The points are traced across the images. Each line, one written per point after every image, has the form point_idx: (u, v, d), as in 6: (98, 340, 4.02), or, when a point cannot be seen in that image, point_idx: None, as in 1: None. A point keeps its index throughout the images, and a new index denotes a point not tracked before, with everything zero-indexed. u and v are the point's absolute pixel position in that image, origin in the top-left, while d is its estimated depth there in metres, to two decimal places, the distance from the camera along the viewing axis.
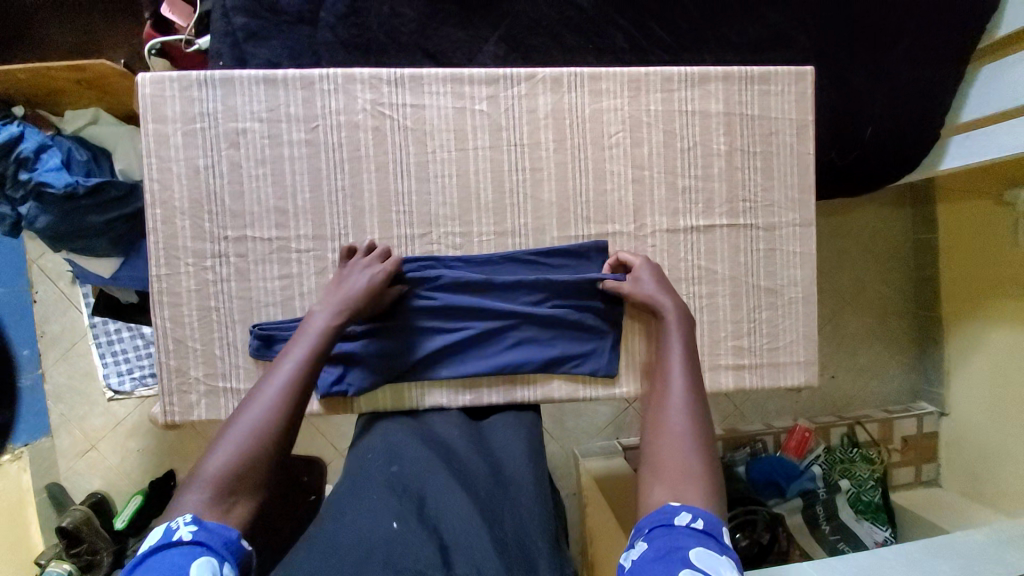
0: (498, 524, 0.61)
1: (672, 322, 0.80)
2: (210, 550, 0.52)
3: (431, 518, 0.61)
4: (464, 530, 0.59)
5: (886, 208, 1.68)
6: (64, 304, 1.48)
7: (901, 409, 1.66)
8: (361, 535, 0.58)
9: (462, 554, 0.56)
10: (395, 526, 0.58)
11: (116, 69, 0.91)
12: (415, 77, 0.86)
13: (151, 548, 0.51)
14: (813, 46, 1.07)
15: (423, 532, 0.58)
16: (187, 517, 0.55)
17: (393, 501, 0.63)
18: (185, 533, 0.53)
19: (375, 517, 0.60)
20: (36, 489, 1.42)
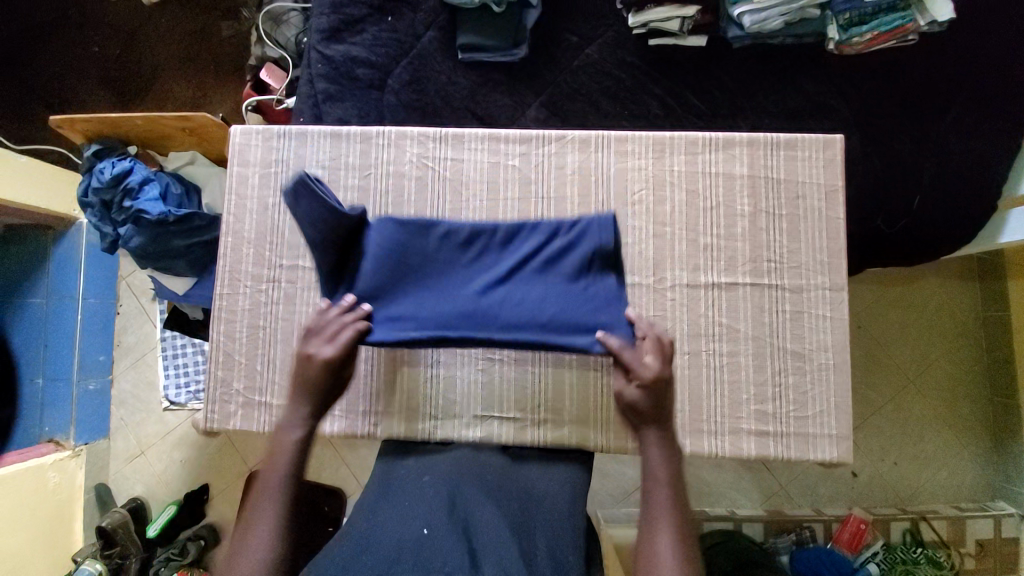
0: (528, 541, 0.65)
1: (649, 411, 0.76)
2: None
3: (462, 524, 0.65)
4: (493, 539, 0.63)
5: (952, 279, 1.55)
6: (140, 317, 1.67)
7: (975, 508, 1.46)
8: (395, 537, 0.62)
9: (490, 560, 0.60)
10: (426, 531, 0.63)
11: (214, 121, 1.08)
12: (457, 135, 0.97)
13: None
14: (849, 116, 1.09)
15: (453, 533, 0.63)
16: None
17: (423, 507, 0.68)
18: None
19: (407, 522, 0.65)
20: (86, 487, 1.54)
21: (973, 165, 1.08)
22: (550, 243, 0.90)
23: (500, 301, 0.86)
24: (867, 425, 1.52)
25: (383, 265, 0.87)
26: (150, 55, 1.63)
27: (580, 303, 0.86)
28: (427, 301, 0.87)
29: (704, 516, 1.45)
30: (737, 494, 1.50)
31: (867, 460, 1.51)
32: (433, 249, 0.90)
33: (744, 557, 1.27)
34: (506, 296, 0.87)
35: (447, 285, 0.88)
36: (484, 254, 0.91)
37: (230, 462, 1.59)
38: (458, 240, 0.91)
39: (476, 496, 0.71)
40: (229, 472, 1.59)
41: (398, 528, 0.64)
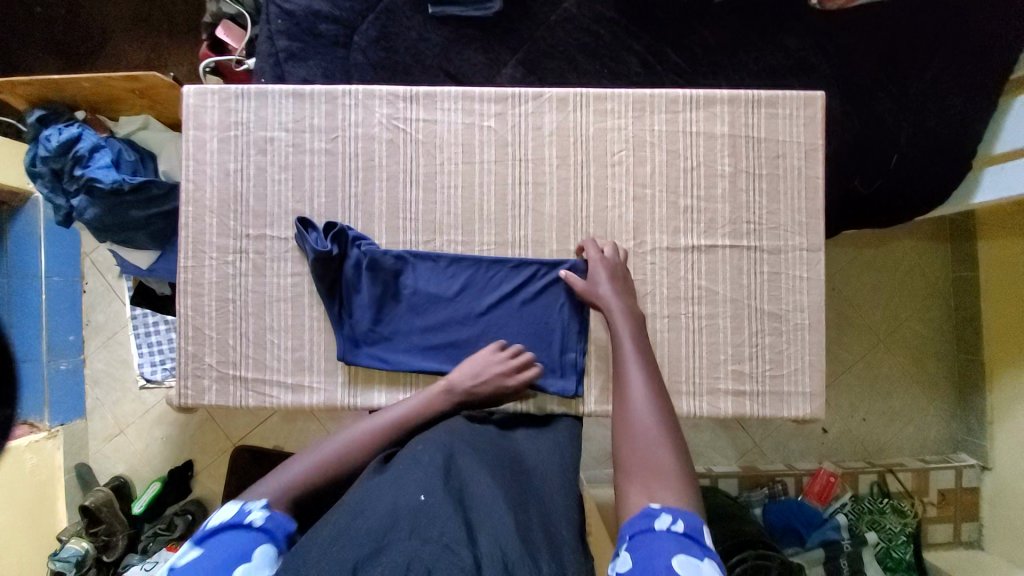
0: (524, 514, 0.64)
1: (618, 321, 0.84)
2: (270, 540, 0.61)
3: (456, 494, 0.64)
4: (489, 511, 0.62)
5: (926, 242, 1.58)
6: (108, 295, 1.60)
7: (938, 460, 1.53)
8: (389, 503, 0.61)
9: (486, 530, 0.59)
10: (422, 499, 0.62)
11: (166, 82, 1.01)
12: (429, 94, 0.92)
13: (226, 521, 0.61)
14: (832, 73, 1.07)
15: (449, 504, 0.61)
16: (259, 502, 0.64)
17: (417, 473, 0.66)
18: (257, 518, 0.62)
19: (402, 489, 0.64)
20: (66, 467, 1.51)
21: (951, 123, 1.08)
22: (532, 281, 0.92)
23: (479, 335, 0.91)
24: (837, 384, 1.57)
25: (368, 292, 0.90)
26: (97, 13, 1.50)
27: (552, 342, 0.92)
28: (410, 331, 0.92)
29: None
30: (714, 452, 1.55)
31: (837, 416, 1.57)
32: (418, 275, 0.92)
33: (721, 510, 1.33)
34: (485, 334, 0.91)
35: (430, 316, 0.92)
36: (469, 284, 0.92)
37: (214, 438, 1.58)
38: (443, 268, 0.92)
39: (472, 467, 0.69)
40: (213, 448, 1.58)
41: (392, 494, 0.63)
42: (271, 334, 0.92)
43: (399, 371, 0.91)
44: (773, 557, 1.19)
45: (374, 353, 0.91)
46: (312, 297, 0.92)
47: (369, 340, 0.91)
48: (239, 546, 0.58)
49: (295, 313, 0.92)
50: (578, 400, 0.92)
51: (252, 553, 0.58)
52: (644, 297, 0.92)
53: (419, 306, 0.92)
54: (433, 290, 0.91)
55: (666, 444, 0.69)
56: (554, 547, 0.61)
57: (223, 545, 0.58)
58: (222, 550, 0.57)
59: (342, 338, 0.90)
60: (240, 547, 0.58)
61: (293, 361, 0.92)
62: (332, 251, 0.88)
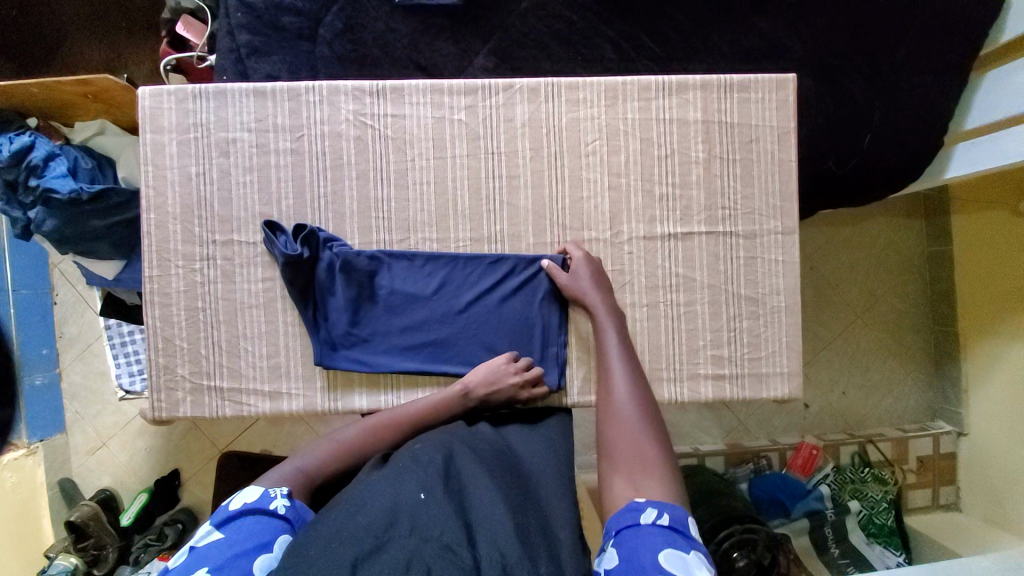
0: (522, 513, 0.64)
1: (602, 321, 0.85)
2: (291, 529, 0.63)
3: (456, 493, 0.64)
4: (489, 512, 0.61)
5: (901, 218, 1.61)
6: (80, 306, 1.56)
7: (916, 429, 1.58)
8: (387, 501, 0.60)
9: (485, 533, 0.58)
10: (422, 496, 0.62)
11: (120, 84, 0.97)
12: (396, 88, 0.89)
13: (252, 506, 0.63)
14: (805, 54, 1.06)
15: (448, 505, 0.61)
16: (283, 490, 0.67)
17: (417, 470, 0.66)
18: (280, 506, 0.64)
19: (401, 487, 0.63)
20: (48, 484, 1.48)
21: (921, 100, 1.08)
22: (510, 276, 0.91)
23: (459, 333, 0.90)
24: (818, 361, 1.60)
25: (344, 295, 0.89)
26: (49, 12, 1.42)
27: (533, 337, 0.91)
28: (388, 331, 0.90)
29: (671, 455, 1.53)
30: (700, 433, 1.58)
31: (818, 392, 1.60)
32: (394, 275, 0.90)
33: (708, 489, 1.35)
34: (464, 331, 0.91)
35: (409, 315, 0.91)
36: (447, 282, 0.90)
37: (200, 446, 1.56)
38: (420, 267, 0.90)
39: (472, 463, 0.69)
40: (199, 456, 1.56)
41: (392, 492, 0.62)
42: (245, 341, 0.90)
43: (379, 372, 0.90)
44: (759, 532, 1.21)
45: (353, 356, 0.89)
46: (285, 302, 0.90)
47: (346, 343, 0.90)
48: (264, 533, 0.60)
49: (269, 319, 0.90)
50: (562, 392, 0.92)
51: (274, 542, 0.60)
52: (623, 287, 0.92)
53: (397, 306, 0.90)
54: (411, 289, 0.90)
55: (651, 438, 0.71)
56: (553, 549, 0.61)
57: (249, 531, 0.60)
58: (246, 533, 0.60)
59: (319, 341, 0.89)
60: (262, 533, 0.60)
61: (269, 368, 0.90)
62: (304, 255, 0.85)
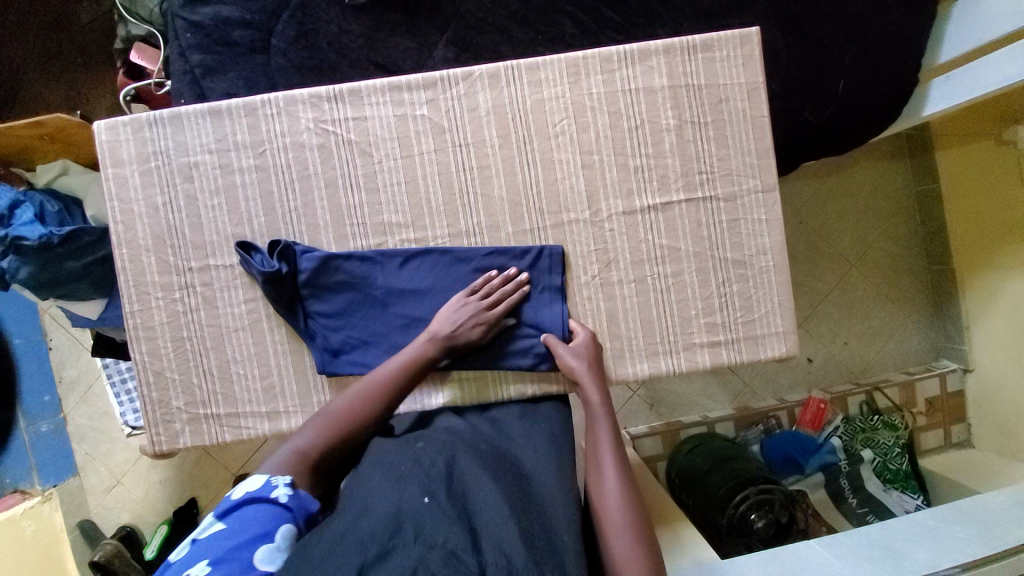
0: (526, 517, 0.64)
1: (593, 403, 0.81)
2: (292, 518, 0.63)
3: (459, 497, 0.64)
4: (493, 516, 0.61)
5: (886, 161, 1.59)
6: (76, 348, 1.55)
7: (921, 370, 1.58)
8: (392, 506, 0.61)
9: (489, 537, 0.58)
10: (426, 501, 0.62)
11: (72, 121, 0.95)
12: (354, 91, 0.87)
13: (252, 496, 0.63)
14: (770, 6, 1.03)
15: (452, 509, 0.61)
16: (285, 478, 0.67)
17: (420, 474, 0.66)
18: (282, 495, 0.64)
19: (405, 489, 0.64)
20: (68, 527, 1.49)
21: (889, 41, 1.07)
22: (506, 266, 0.90)
23: None
24: (818, 313, 1.59)
25: (338, 301, 0.89)
26: (1, 54, 1.39)
27: (531, 325, 0.90)
28: (388, 331, 0.90)
29: (680, 425, 1.53)
30: (707, 400, 1.58)
31: (821, 345, 1.60)
32: (388, 275, 0.89)
33: (719, 454, 1.36)
34: None
35: (405, 312, 0.89)
36: (442, 277, 0.89)
37: (213, 472, 1.56)
38: (413, 264, 0.89)
39: (474, 464, 0.69)
40: (215, 481, 1.56)
41: (397, 496, 0.63)
42: (236, 365, 0.89)
43: None
44: (775, 491, 1.23)
45: (352, 359, 0.88)
46: (270, 321, 0.89)
47: (347, 347, 0.89)
48: (262, 524, 0.60)
49: (257, 341, 0.89)
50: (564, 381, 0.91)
51: (275, 532, 0.60)
52: (608, 265, 0.90)
53: (393, 304, 0.89)
54: (406, 287, 0.89)
55: (641, 535, 0.68)
56: (560, 563, 0.60)
57: (248, 522, 0.60)
58: (247, 524, 0.60)
59: (316, 349, 0.88)
60: (265, 523, 0.60)
61: (264, 390, 0.89)
62: (282, 270, 0.84)
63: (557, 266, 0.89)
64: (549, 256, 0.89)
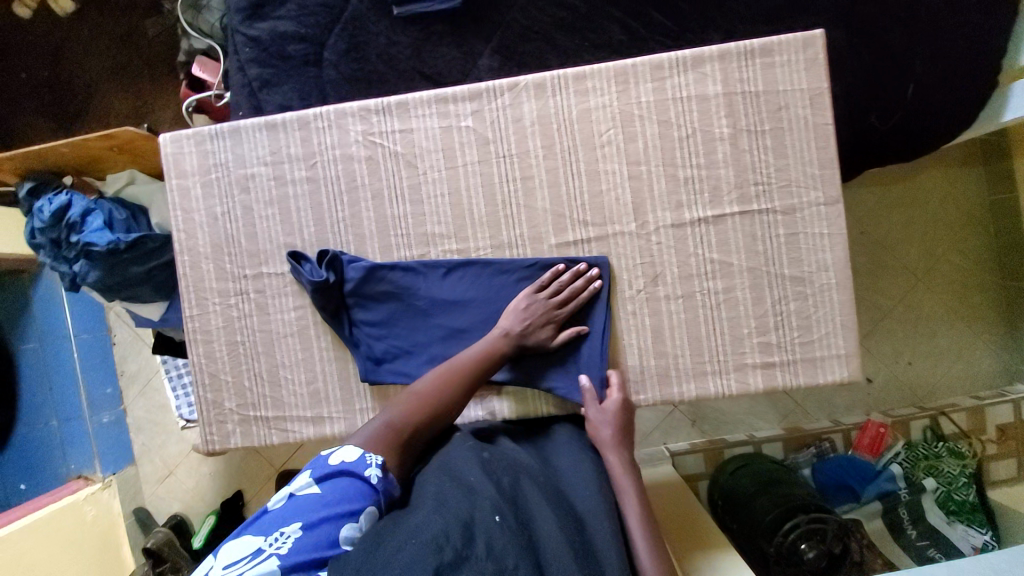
0: (584, 556, 0.63)
1: (620, 477, 0.78)
2: (377, 501, 0.66)
3: (525, 527, 0.63)
4: (557, 552, 0.61)
5: (957, 168, 1.47)
6: (136, 344, 1.65)
7: (992, 396, 1.43)
8: (465, 516, 0.60)
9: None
10: (496, 519, 0.61)
11: (139, 133, 1.00)
12: (402, 103, 0.88)
13: (348, 468, 0.67)
14: (832, 7, 0.98)
15: (519, 536, 0.60)
16: (377, 458, 0.69)
17: (490, 489, 0.65)
18: (373, 476, 0.67)
19: (476, 501, 0.63)
20: (125, 513, 1.58)
21: (968, 41, 0.98)
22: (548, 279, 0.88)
23: None
24: (878, 330, 1.49)
25: (382, 310, 0.90)
26: (79, 69, 1.51)
27: (573, 339, 0.88)
28: (430, 341, 0.90)
29: (724, 444, 1.44)
30: (755, 418, 1.51)
31: (881, 364, 1.49)
32: (430, 286, 0.89)
33: (767, 476, 1.29)
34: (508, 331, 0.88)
35: (448, 323, 0.89)
36: (483, 288, 0.88)
37: (258, 468, 1.62)
38: (455, 275, 0.89)
39: (538, 493, 0.69)
40: (258, 476, 1.63)
41: (468, 506, 0.62)
42: (284, 370, 0.92)
43: None
44: (829, 520, 1.15)
45: (394, 368, 0.89)
46: (318, 328, 0.91)
47: (389, 356, 0.90)
48: (351, 502, 0.64)
49: (304, 348, 0.91)
50: None
51: (360, 514, 0.64)
52: (655, 280, 0.87)
53: (435, 315, 0.90)
54: (449, 298, 0.89)
55: None
56: None
57: (340, 495, 0.64)
58: (339, 496, 0.64)
59: (360, 357, 0.89)
60: (352, 502, 0.64)
61: (310, 395, 0.92)
62: (330, 279, 0.86)
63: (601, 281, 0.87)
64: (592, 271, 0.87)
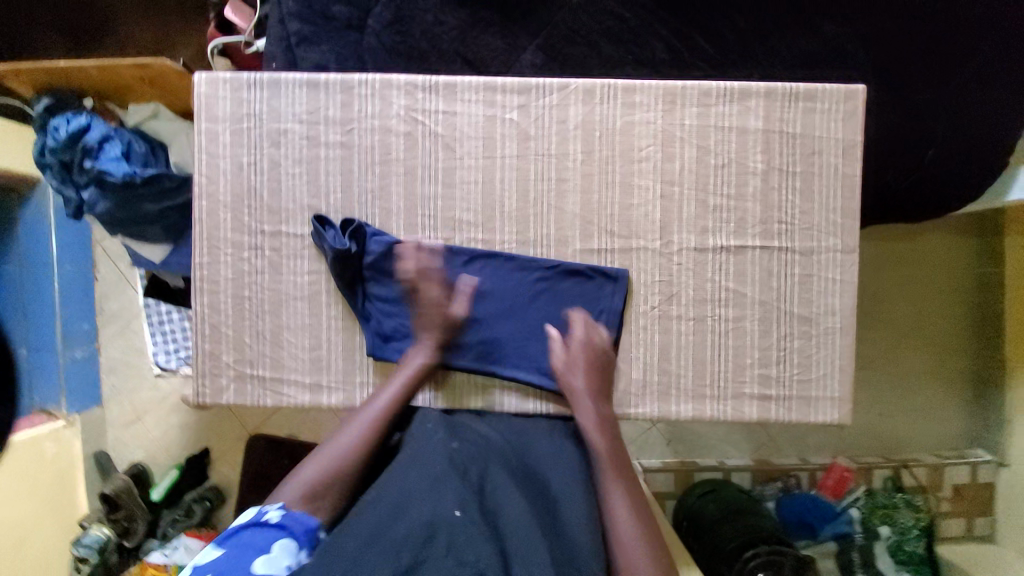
0: (553, 543, 0.65)
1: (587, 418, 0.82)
2: (291, 534, 0.68)
3: (491, 516, 0.64)
4: (525, 538, 0.63)
5: (953, 236, 1.53)
6: (121, 283, 1.60)
7: (955, 456, 1.51)
8: (426, 516, 0.62)
9: (520, 562, 0.60)
10: (457, 514, 0.62)
11: (175, 68, 0.98)
12: (449, 85, 0.88)
13: (247, 523, 0.69)
14: (870, 63, 1.01)
15: (483, 528, 0.62)
16: (282, 508, 0.70)
17: (454, 484, 0.66)
18: (275, 515, 0.69)
19: (438, 499, 0.64)
20: (85, 455, 1.53)
21: (992, 118, 1.03)
22: (568, 282, 0.89)
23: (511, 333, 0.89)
24: (858, 380, 1.54)
25: (398, 288, 0.89)
26: None
27: (583, 345, 0.89)
28: None
29: (695, 467, 1.51)
30: (727, 445, 1.54)
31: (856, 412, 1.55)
32: (450, 271, 0.89)
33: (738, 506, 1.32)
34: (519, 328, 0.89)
35: (462, 310, 0.90)
36: (502, 281, 0.89)
37: (230, 427, 1.59)
38: (477, 264, 0.89)
39: (506, 483, 0.70)
40: (230, 436, 1.59)
41: (430, 505, 0.63)
42: (288, 333, 0.90)
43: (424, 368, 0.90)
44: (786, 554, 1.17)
45: (402, 347, 0.89)
46: (329, 296, 0.90)
47: (398, 335, 0.89)
48: (262, 542, 0.66)
49: (312, 313, 0.90)
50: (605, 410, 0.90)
51: (272, 547, 0.66)
52: (669, 299, 0.89)
53: None
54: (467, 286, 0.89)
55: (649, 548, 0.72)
56: None
57: (249, 544, 0.66)
58: (245, 547, 0.66)
59: (368, 331, 0.89)
60: (261, 543, 0.66)
61: (311, 361, 0.91)
62: (351, 250, 0.85)
63: (618, 292, 0.88)
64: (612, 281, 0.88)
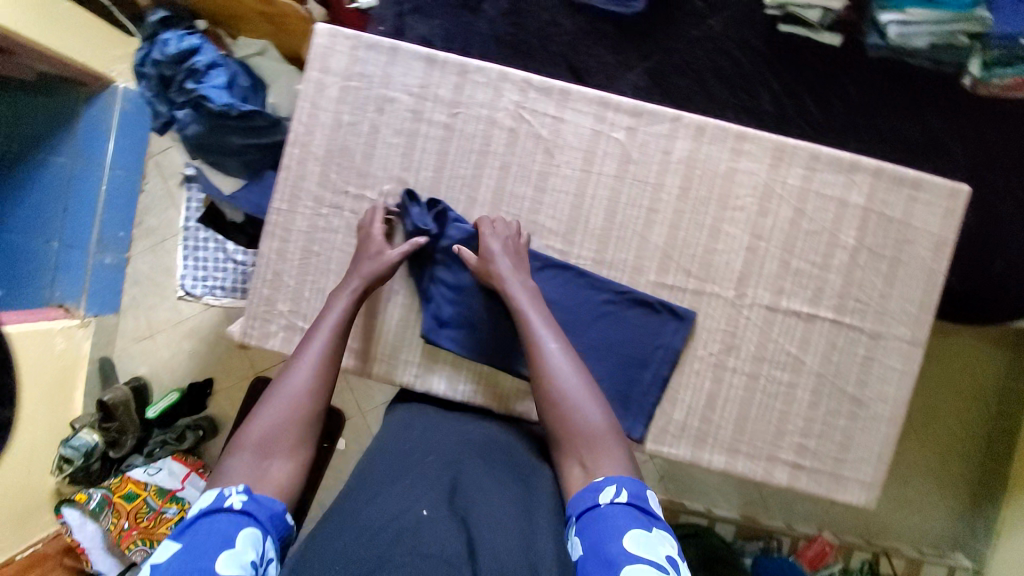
0: (533, 536, 0.61)
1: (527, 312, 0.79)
2: (257, 521, 0.61)
3: (462, 510, 0.62)
4: (498, 532, 0.59)
5: (989, 346, 1.53)
6: (166, 201, 1.59)
7: (933, 554, 1.51)
8: (391, 518, 0.60)
9: (488, 552, 0.56)
10: (425, 514, 0.60)
11: (297, 12, 0.99)
12: (565, 91, 0.87)
13: (203, 511, 0.61)
14: (969, 162, 1.00)
15: (453, 525, 0.59)
16: (238, 487, 0.64)
17: (425, 489, 0.65)
18: (237, 501, 0.62)
19: (408, 502, 0.63)
20: (90, 359, 1.52)
21: None
22: (635, 312, 0.88)
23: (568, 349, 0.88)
24: None
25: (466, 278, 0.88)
26: None
27: (635, 377, 0.88)
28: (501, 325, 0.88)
29: (683, 507, 1.49)
30: (718, 495, 1.53)
31: None
32: None
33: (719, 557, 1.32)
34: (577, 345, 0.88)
35: None
36: (571, 296, 0.88)
37: (241, 366, 1.58)
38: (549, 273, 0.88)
39: (482, 482, 0.68)
40: (237, 373, 1.58)
41: (395, 507, 0.62)
42: None
43: (474, 362, 0.89)
44: None
45: (457, 337, 0.88)
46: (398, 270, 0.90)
47: (454, 324, 0.88)
48: (221, 532, 0.58)
49: None
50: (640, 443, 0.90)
51: (236, 536, 0.58)
52: (728, 350, 0.89)
53: None
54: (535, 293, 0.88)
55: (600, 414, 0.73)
56: None
57: (204, 533, 0.58)
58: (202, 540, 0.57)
59: (427, 314, 0.88)
60: (225, 532, 0.58)
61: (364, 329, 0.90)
62: (431, 230, 0.86)
63: (682, 333, 0.88)
64: (679, 321, 0.88)
